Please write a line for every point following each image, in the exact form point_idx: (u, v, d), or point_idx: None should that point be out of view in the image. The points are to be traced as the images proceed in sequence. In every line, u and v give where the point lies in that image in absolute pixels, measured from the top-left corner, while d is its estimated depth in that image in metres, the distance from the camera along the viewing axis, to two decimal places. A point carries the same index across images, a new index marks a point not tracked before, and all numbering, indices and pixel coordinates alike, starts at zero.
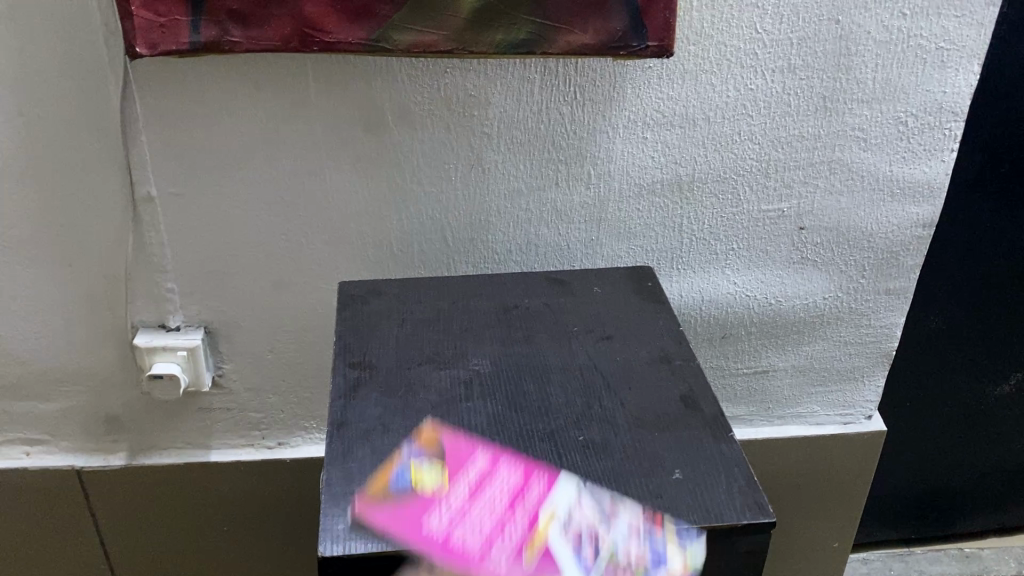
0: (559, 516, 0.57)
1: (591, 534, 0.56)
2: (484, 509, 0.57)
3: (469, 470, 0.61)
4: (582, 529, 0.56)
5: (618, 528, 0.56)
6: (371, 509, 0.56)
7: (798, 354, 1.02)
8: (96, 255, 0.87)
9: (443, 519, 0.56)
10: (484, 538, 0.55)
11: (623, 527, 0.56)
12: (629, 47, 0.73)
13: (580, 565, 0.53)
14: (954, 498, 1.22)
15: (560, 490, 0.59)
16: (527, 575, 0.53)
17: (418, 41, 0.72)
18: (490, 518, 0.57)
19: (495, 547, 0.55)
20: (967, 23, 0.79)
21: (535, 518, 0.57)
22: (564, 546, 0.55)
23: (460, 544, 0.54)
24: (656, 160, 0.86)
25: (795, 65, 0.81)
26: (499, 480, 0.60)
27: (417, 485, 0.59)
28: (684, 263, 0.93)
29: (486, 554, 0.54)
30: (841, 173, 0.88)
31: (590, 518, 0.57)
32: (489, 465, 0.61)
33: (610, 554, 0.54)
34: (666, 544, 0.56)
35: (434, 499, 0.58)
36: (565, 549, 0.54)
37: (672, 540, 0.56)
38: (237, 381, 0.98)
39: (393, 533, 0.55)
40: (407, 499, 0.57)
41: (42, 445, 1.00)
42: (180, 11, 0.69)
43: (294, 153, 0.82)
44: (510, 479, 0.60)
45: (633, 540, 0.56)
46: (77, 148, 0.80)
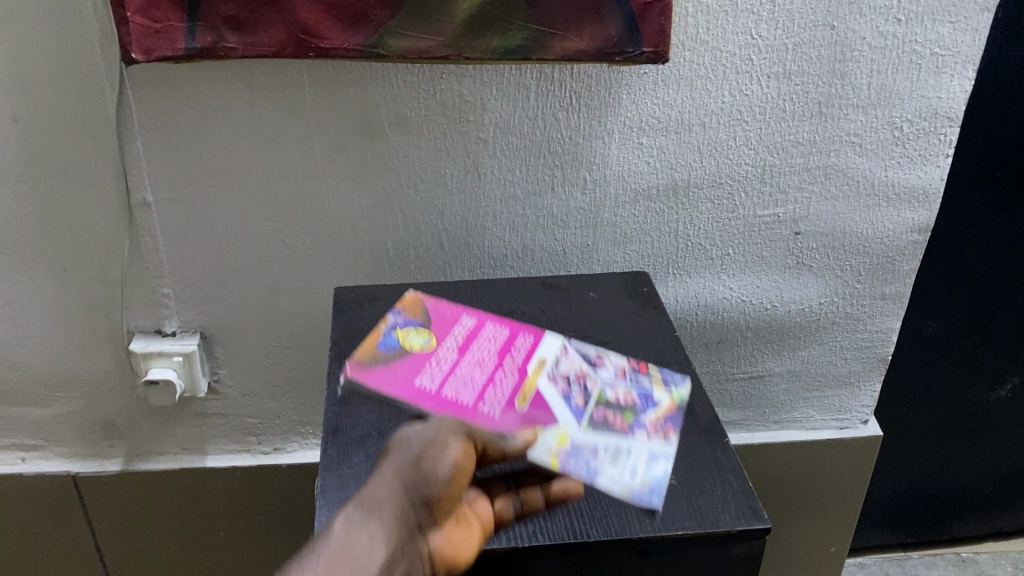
0: (544, 362, 0.68)
1: (575, 375, 0.67)
2: (477, 357, 0.67)
3: (457, 329, 0.70)
4: (566, 371, 0.67)
5: (596, 371, 0.68)
6: (378, 369, 0.64)
7: (793, 359, 1.02)
8: (92, 261, 0.87)
9: (444, 367, 0.65)
10: (482, 380, 0.64)
11: (600, 369, 0.68)
12: (624, 53, 0.74)
13: (571, 396, 0.64)
14: (950, 503, 1.22)
15: (543, 343, 0.70)
16: (519, 412, 0.61)
17: (414, 47, 0.72)
18: (484, 364, 0.66)
19: (493, 388, 0.63)
20: (962, 28, 0.79)
21: (522, 364, 0.67)
22: (554, 382, 0.65)
23: (464, 386, 0.63)
24: (651, 166, 0.86)
25: (790, 71, 0.81)
26: (486, 338, 0.70)
27: (412, 344, 0.67)
28: (679, 268, 0.93)
29: (487, 393, 0.63)
30: (836, 179, 0.88)
31: (572, 364, 0.68)
32: (474, 327, 0.71)
33: (596, 390, 0.65)
34: (641, 381, 0.68)
35: (431, 352, 0.67)
36: (555, 386, 0.65)
37: (647, 378, 0.69)
38: (232, 387, 0.98)
39: (401, 386, 0.62)
40: (409, 354, 0.66)
41: (38, 450, 1.00)
42: (175, 17, 0.69)
43: (289, 158, 0.82)
44: (495, 335, 0.70)
45: (611, 378, 0.67)
46: (73, 154, 0.80)
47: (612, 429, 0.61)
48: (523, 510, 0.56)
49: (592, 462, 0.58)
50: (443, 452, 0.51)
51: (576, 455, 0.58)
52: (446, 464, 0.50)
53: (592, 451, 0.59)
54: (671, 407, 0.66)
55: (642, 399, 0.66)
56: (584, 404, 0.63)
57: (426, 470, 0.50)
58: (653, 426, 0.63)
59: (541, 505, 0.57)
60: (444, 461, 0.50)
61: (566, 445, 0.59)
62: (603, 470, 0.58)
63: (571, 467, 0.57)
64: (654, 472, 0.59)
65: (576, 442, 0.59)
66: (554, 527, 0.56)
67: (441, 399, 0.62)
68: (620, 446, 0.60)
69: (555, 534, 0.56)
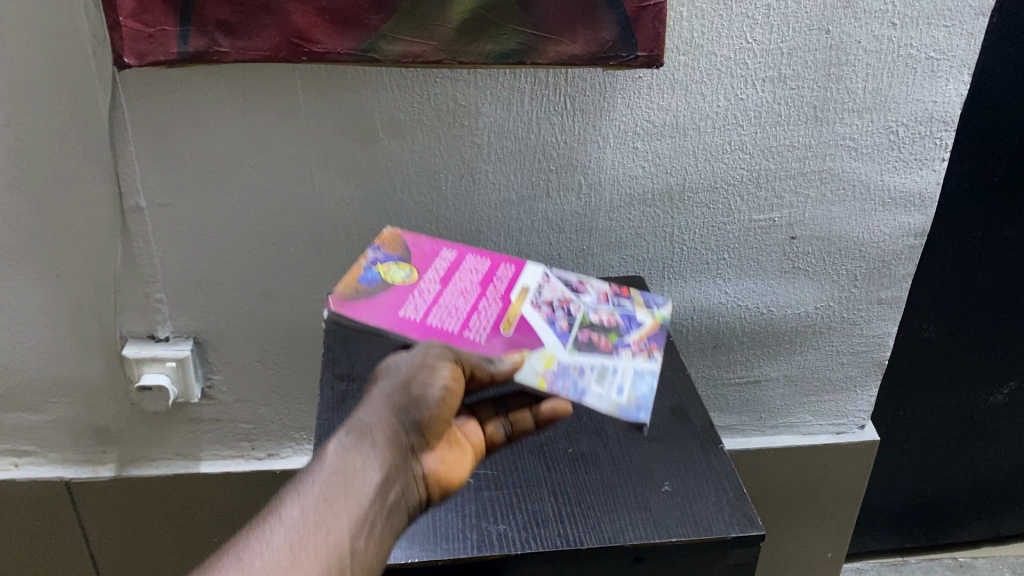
0: (527, 290, 0.65)
1: (559, 300, 0.65)
2: (459, 288, 0.64)
3: (438, 261, 0.67)
4: (550, 297, 0.65)
5: (580, 296, 0.67)
6: (359, 301, 0.60)
7: (790, 364, 1.02)
8: (84, 266, 0.87)
9: (426, 299, 0.62)
10: (466, 309, 0.62)
11: (584, 294, 0.67)
12: (619, 57, 0.73)
13: (555, 319, 0.63)
14: (947, 507, 1.22)
15: (524, 272, 0.68)
16: (505, 339, 0.59)
17: (408, 52, 0.72)
18: (468, 294, 0.64)
19: (477, 316, 0.61)
20: (957, 32, 0.79)
21: (505, 293, 0.65)
22: (538, 307, 0.64)
23: (448, 317, 0.61)
24: (646, 170, 0.85)
25: (784, 75, 0.81)
26: (469, 269, 0.67)
27: (393, 276, 0.64)
28: (675, 273, 0.93)
29: (472, 321, 0.61)
30: (831, 183, 0.88)
31: (556, 291, 0.66)
32: (455, 259, 0.68)
33: (578, 313, 0.64)
34: (623, 304, 0.67)
35: (413, 284, 0.63)
36: (540, 310, 0.63)
37: (629, 301, 0.68)
38: (226, 392, 0.97)
39: (385, 317, 0.59)
40: (390, 287, 0.63)
41: (30, 456, 1.00)
42: (167, 21, 0.68)
43: (283, 162, 0.82)
44: (476, 266, 0.68)
45: (595, 302, 0.67)
46: (66, 158, 0.80)
47: (598, 349, 0.60)
48: (513, 430, 0.59)
49: (580, 380, 0.57)
50: (432, 377, 0.53)
51: (564, 374, 0.57)
52: (435, 389, 0.52)
53: (578, 371, 0.58)
54: (654, 327, 0.65)
55: (626, 321, 0.65)
56: (569, 326, 0.62)
57: (415, 394, 0.52)
58: (637, 345, 0.62)
59: (530, 426, 0.59)
60: (432, 386, 0.52)
61: (552, 366, 0.57)
62: (591, 387, 0.56)
63: (557, 387, 0.56)
64: (640, 388, 0.58)
65: (562, 363, 0.58)
66: (548, 533, 0.56)
67: (427, 330, 0.59)
68: (606, 365, 0.59)
69: (548, 540, 0.55)
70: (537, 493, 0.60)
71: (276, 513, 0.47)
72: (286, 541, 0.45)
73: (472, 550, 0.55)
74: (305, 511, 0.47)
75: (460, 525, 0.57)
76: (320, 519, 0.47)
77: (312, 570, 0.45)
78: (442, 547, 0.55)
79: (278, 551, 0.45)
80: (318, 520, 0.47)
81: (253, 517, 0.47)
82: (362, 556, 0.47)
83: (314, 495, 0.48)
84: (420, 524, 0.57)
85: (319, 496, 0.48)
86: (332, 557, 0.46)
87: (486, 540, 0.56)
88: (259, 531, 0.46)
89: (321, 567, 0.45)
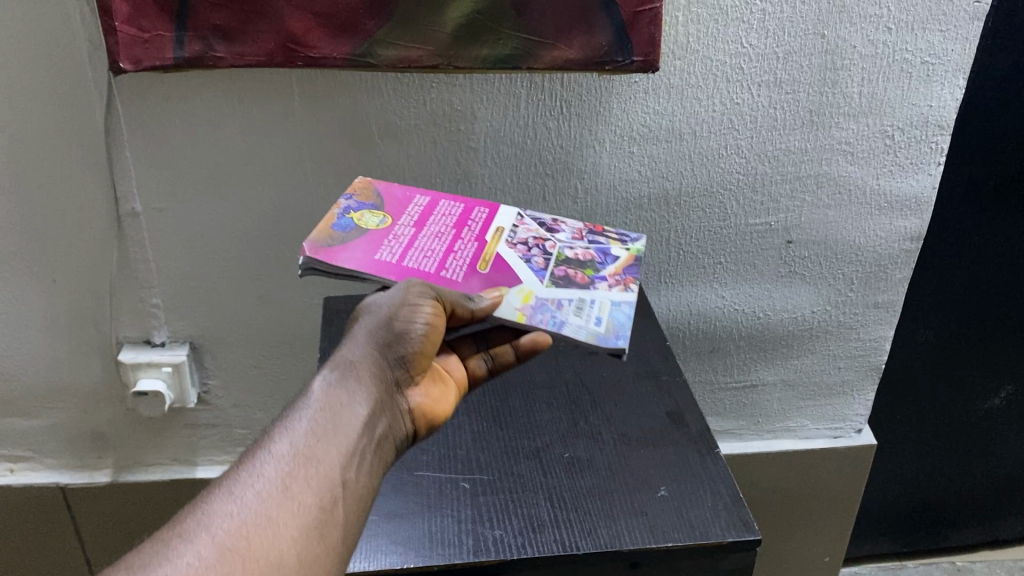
0: (502, 231, 0.64)
1: (534, 239, 0.64)
2: (434, 231, 0.63)
3: (412, 207, 0.65)
4: (525, 237, 0.64)
5: (555, 234, 0.65)
6: (334, 246, 0.58)
7: (787, 368, 1.02)
8: (80, 271, 0.86)
9: (402, 243, 0.60)
10: (441, 251, 0.61)
11: (559, 232, 0.66)
12: (614, 62, 0.73)
13: (531, 258, 0.61)
14: (945, 511, 1.21)
15: (498, 214, 0.66)
16: (482, 277, 0.58)
17: (404, 57, 0.72)
18: (443, 236, 0.62)
19: (453, 257, 0.60)
20: (952, 37, 0.79)
21: (481, 234, 0.63)
22: (514, 246, 0.62)
23: (425, 258, 0.59)
24: (643, 174, 0.86)
25: (781, 80, 0.81)
26: (442, 213, 0.65)
27: (367, 223, 0.61)
28: (671, 277, 0.93)
29: (448, 261, 0.60)
30: (828, 187, 0.88)
31: (530, 230, 0.65)
32: (429, 204, 0.66)
33: (555, 251, 0.63)
34: (599, 240, 0.66)
35: (387, 230, 0.61)
36: (515, 249, 0.62)
37: (604, 237, 0.67)
38: (222, 397, 0.97)
39: (362, 260, 0.57)
40: (365, 232, 0.60)
41: (26, 461, 1.00)
42: (163, 26, 0.68)
43: (279, 166, 0.82)
44: (450, 210, 0.66)
45: (571, 239, 0.65)
46: (61, 163, 0.80)
47: (575, 284, 0.59)
48: (495, 364, 0.61)
49: (558, 313, 0.56)
50: (415, 311, 0.53)
51: (541, 309, 0.56)
52: (419, 324, 0.53)
53: (556, 304, 0.56)
54: (630, 260, 0.64)
55: (602, 255, 0.64)
56: (545, 263, 0.61)
57: (399, 329, 0.53)
58: (614, 277, 0.61)
59: (511, 358, 0.61)
60: (416, 321, 0.53)
61: (529, 301, 0.57)
62: (569, 318, 0.55)
63: (536, 320, 0.55)
64: (617, 316, 0.57)
65: (540, 298, 0.57)
66: (545, 538, 0.56)
67: (406, 271, 0.57)
68: (584, 298, 0.58)
69: (545, 545, 0.55)
70: (533, 497, 0.60)
71: (264, 448, 0.45)
72: (277, 475, 0.43)
73: (469, 555, 0.55)
74: (296, 444, 0.45)
75: (456, 530, 0.57)
76: (311, 452, 0.45)
77: (306, 501, 0.43)
78: (438, 552, 0.55)
79: (269, 482, 0.43)
80: (309, 452, 0.45)
81: (241, 454, 0.45)
82: (355, 488, 0.46)
83: (304, 428, 0.46)
84: (416, 530, 0.57)
85: (309, 431, 0.46)
86: (325, 488, 0.44)
87: (483, 545, 0.55)
88: (248, 465, 0.44)
89: (314, 497, 0.43)
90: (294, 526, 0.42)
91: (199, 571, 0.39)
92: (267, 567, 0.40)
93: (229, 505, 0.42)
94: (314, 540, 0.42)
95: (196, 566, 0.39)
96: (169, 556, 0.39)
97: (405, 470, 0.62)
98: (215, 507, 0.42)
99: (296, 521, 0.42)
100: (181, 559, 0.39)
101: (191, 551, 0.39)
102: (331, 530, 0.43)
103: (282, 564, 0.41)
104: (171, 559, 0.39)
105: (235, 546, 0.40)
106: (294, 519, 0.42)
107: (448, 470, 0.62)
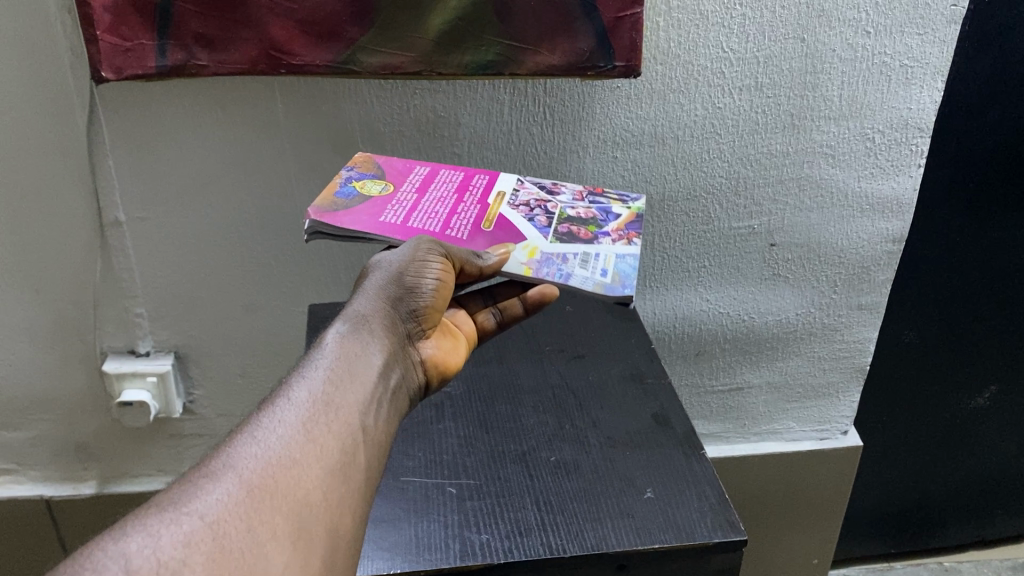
0: (504, 194, 0.65)
1: (536, 201, 0.64)
2: (436, 196, 0.63)
3: (413, 176, 0.66)
4: (527, 199, 0.64)
5: (556, 197, 0.66)
6: (340, 211, 0.58)
7: (772, 370, 1.02)
8: (62, 282, 0.86)
9: (405, 207, 0.61)
10: (445, 213, 0.61)
11: (560, 194, 0.66)
12: (596, 67, 0.74)
13: (534, 217, 0.62)
14: (931, 511, 1.22)
15: (500, 179, 0.67)
16: (487, 233, 0.59)
17: (387, 64, 0.72)
18: (446, 201, 0.63)
19: (457, 218, 0.61)
20: (930, 40, 0.80)
21: (483, 197, 0.64)
22: (516, 208, 0.63)
23: (429, 220, 0.60)
24: (626, 179, 0.86)
25: (762, 83, 0.81)
26: (444, 180, 0.66)
27: (369, 190, 0.62)
28: (656, 280, 0.94)
29: (453, 222, 0.60)
30: (809, 190, 0.88)
31: (531, 193, 0.66)
32: (429, 173, 0.67)
33: (558, 211, 0.63)
34: (600, 201, 0.67)
35: (390, 196, 0.62)
36: (518, 210, 0.63)
37: (605, 198, 0.68)
38: (208, 406, 0.97)
39: (368, 222, 0.57)
40: (369, 199, 0.61)
41: (10, 475, 0.99)
42: (145, 35, 0.68)
43: (263, 175, 0.82)
44: (451, 178, 0.67)
45: (572, 201, 0.66)
46: (44, 174, 0.80)
47: (579, 239, 0.60)
48: (503, 317, 0.64)
49: (564, 265, 0.56)
50: (424, 267, 0.54)
51: (548, 263, 0.56)
52: (429, 280, 0.54)
53: (563, 258, 0.57)
54: (632, 218, 0.65)
55: (604, 214, 0.65)
56: (548, 221, 0.61)
57: (409, 285, 0.54)
58: (617, 233, 0.62)
59: (520, 311, 0.64)
60: (426, 276, 0.54)
61: (535, 256, 0.57)
62: (576, 270, 0.56)
63: (543, 272, 0.55)
64: (624, 268, 0.57)
65: (545, 252, 0.57)
66: (531, 542, 0.56)
67: (412, 230, 0.57)
68: (589, 251, 0.58)
69: (531, 549, 0.55)
70: (519, 501, 0.59)
71: (282, 395, 0.44)
72: (298, 420, 0.43)
73: (455, 560, 0.55)
74: (314, 391, 0.45)
75: (443, 535, 0.57)
76: (330, 398, 0.45)
77: (329, 445, 0.43)
78: (424, 557, 0.55)
79: (292, 423, 0.42)
80: (328, 399, 0.45)
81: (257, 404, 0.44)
82: (372, 435, 0.46)
83: (320, 376, 0.46)
84: (403, 536, 0.57)
85: (326, 379, 0.46)
86: (346, 434, 0.44)
87: (469, 550, 0.55)
88: (268, 411, 0.43)
89: (336, 442, 0.43)
90: (320, 467, 0.41)
91: (229, 507, 0.37)
92: (296, 505, 0.39)
93: (253, 446, 0.40)
94: (337, 483, 0.42)
95: (226, 501, 0.37)
96: (196, 493, 0.37)
97: (391, 476, 0.62)
98: (238, 449, 0.40)
99: (320, 463, 0.42)
100: (210, 495, 0.37)
101: (218, 488, 0.38)
102: (353, 473, 0.43)
103: (310, 503, 0.40)
104: (199, 496, 0.37)
105: (263, 485, 0.39)
106: (318, 461, 0.42)
107: (434, 475, 0.62)
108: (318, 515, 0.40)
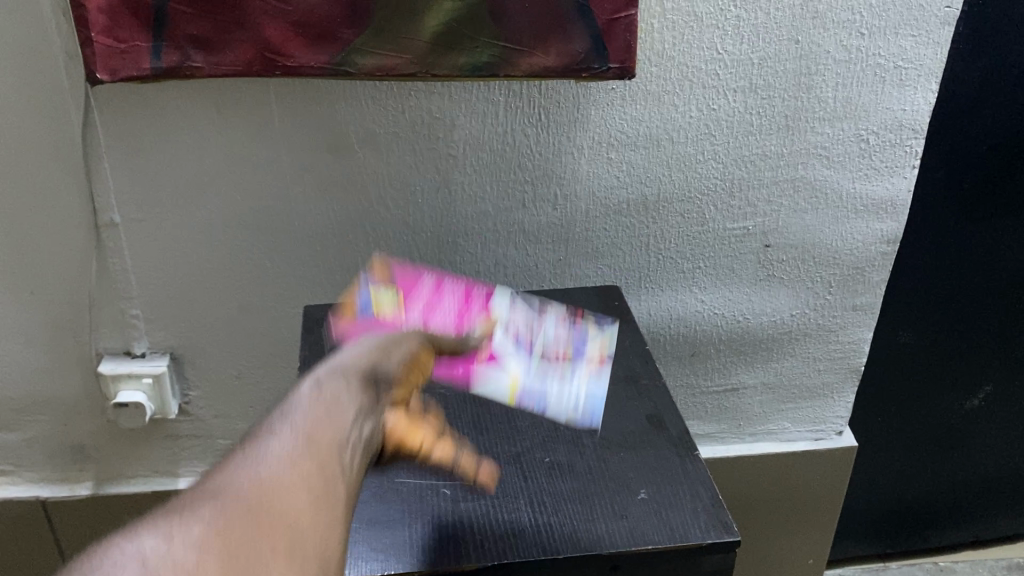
0: (499, 314, 0.74)
1: (520, 335, 0.73)
2: (441, 306, 0.72)
3: (419, 286, 0.74)
4: (511, 331, 0.73)
5: (537, 334, 0.74)
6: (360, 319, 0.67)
7: (767, 370, 1.03)
8: (58, 283, 0.86)
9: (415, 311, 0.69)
10: (450, 320, 0.70)
11: (539, 330, 0.75)
12: (591, 69, 0.74)
13: (518, 344, 0.72)
14: (926, 512, 1.22)
15: (495, 301, 0.76)
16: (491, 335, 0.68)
17: (382, 65, 0.72)
18: (449, 311, 0.71)
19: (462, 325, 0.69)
20: (924, 42, 0.80)
21: (481, 314, 0.73)
22: (502, 337, 0.72)
23: (439, 322, 0.68)
24: (621, 180, 0.86)
25: (756, 85, 0.81)
26: (447, 294, 0.75)
27: (382, 301, 0.70)
28: (651, 282, 0.94)
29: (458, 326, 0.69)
30: (803, 191, 0.89)
31: (516, 327, 0.74)
32: (433, 285, 0.75)
33: (538, 342, 0.73)
34: (578, 336, 0.77)
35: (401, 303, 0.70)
36: (504, 337, 0.72)
37: (582, 335, 0.77)
38: (204, 407, 0.97)
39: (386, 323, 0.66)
40: (383, 308, 0.69)
41: (6, 476, 0.99)
42: (140, 37, 0.68)
43: (259, 176, 0.82)
44: (453, 293, 0.75)
45: (551, 336, 0.75)
46: (39, 175, 0.80)
47: (559, 369, 0.71)
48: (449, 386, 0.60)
49: (544, 397, 0.69)
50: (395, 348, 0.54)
51: (530, 393, 0.68)
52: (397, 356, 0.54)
53: (542, 383, 0.69)
54: (604, 356, 0.75)
55: (580, 350, 0.75)
56: (531, 350, 0.72)
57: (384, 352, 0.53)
58: (589, 369, 0.73)
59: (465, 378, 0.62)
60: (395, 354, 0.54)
61: (519, 386, 0.68)
62: (552, 399, 0.69)
63: (524, 403, 0.68)
64: (592, 401, 0.70)
65: (528, 379, 0.69)
66: (525, 543, 0.56)
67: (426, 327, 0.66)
68: (565, 387, 0.70)
69: (525, 550, 0.55)
70: (513, 502, 0.60)
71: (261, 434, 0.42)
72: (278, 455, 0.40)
73: (449, 561, 0.55)
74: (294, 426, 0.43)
75: (437, 536, 0.57)
76: (311, 431, 0.43)
77: (313, 476, 0.40)
78: (417, 559, 0.55)
79: (274, 455, 0.40)
80: (309, 432, 0.42)
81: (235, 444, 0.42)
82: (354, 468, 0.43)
83: (299, 412, 0.44)
84: (396, 538, 0.57)
85: (306, 413, 0.44)
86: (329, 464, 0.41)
87: (463, 551, 0.55)
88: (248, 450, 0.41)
89: (319, 474, 0.41)
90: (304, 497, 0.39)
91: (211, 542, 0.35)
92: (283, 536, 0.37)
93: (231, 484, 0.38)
94: (325, 510, 0.40)
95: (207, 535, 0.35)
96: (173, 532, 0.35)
97: (385, 478, 0.62)
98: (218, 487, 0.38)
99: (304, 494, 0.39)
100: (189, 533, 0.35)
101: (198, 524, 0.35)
102: (338, 502, 0.40)
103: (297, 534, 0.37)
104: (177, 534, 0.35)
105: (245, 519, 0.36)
106: (302, 492, 0.39)
107: (428, 477, 0.62)
108: (306, 545, 0.37)
